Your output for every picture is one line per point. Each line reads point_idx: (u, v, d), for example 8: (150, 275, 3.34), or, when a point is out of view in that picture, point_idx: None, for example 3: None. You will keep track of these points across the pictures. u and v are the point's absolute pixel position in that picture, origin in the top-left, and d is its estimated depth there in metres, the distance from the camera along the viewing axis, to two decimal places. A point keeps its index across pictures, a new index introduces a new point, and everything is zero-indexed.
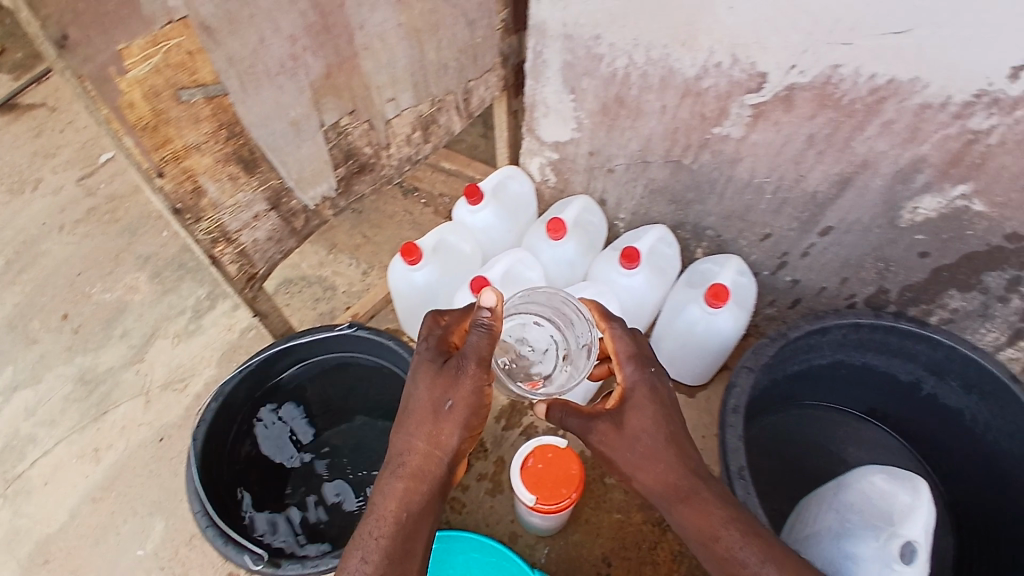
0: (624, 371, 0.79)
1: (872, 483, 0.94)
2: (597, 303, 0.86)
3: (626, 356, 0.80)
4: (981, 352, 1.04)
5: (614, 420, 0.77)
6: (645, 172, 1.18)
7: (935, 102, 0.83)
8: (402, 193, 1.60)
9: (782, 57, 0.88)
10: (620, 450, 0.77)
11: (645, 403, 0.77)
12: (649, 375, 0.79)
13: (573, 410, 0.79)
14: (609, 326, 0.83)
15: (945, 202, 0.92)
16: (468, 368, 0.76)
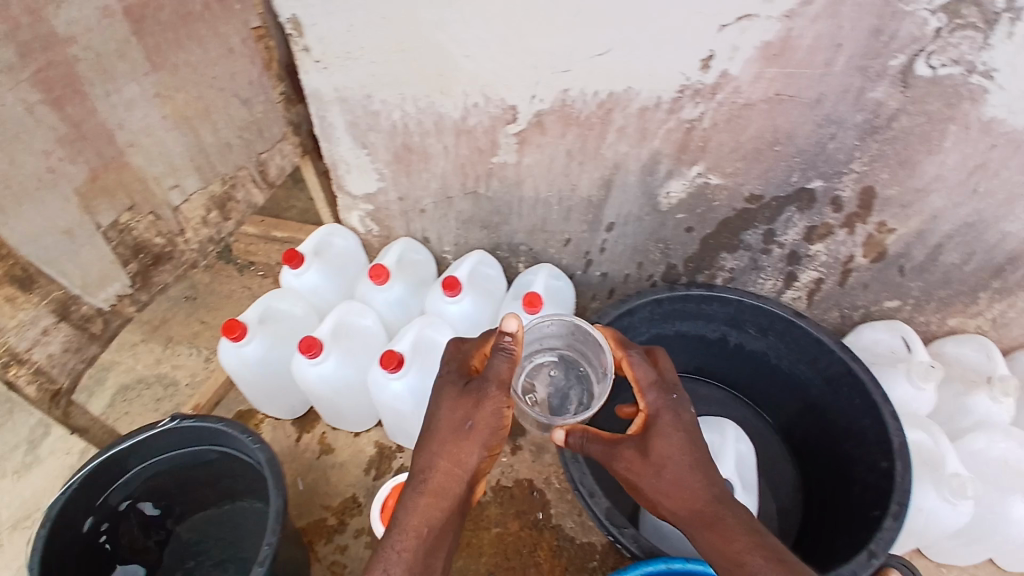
0: (644, 396, 0.77)
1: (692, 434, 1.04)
2: (614, 330, 0.83)
3: (647, 382, 0.78)
4: (762, 299, 1.21)
5: (635, 449, 0.76)
6: (452, 207, 1.29)
7: (650, 103, 0.95)
8: (238, 271, 1.58)
9: (523, 89, 0.99)
10: (642, 477, 0.76)
11: (664, 427, 0.75)
12: (666, 396, 0.77)
13: (591, 436, 0.80)
14: (627, 353, 0.80)
15: (688, 182, 1.06)
16: (491, 388, 0.77)
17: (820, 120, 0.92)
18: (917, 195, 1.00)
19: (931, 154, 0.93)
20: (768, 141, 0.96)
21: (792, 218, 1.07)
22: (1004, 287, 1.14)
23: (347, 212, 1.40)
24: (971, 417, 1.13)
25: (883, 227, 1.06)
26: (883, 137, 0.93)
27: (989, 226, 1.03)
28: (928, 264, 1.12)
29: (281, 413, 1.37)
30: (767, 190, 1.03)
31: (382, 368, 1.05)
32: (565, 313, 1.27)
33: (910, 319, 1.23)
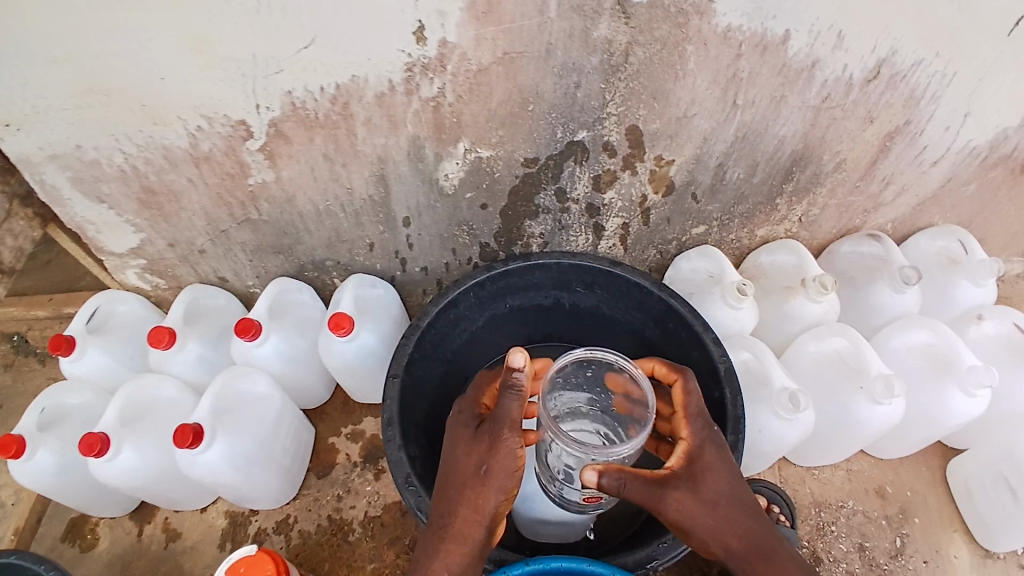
0: (691, 425, 0.76)
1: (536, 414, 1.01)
2: (663, 357, 0.83)
3: (695, 410, 0.77)
4: (578, 256, 1.18)
5: (689, 484, 0.72)
6: (231, 239, 1.18)
7: (384, 89, 0.88)
8: (35, 360, 1.47)
9: (241, 101, 0.91)
10: (695, 515, 0.72)
11: (715, 458, 0.74)
12: (710, 426, 0.76)
13: (636, 474, 0.71)
14: (679, 378, 0.80)
15: (461, 160, 1.00)
16: (502, 429, 0.76)
17: (558, 70, 0.88)
18: (681, 123, 0.98)
19: (679, 80, 0.91)
20: (518, 102, 0.92)
21: (574, 172, 1.04)
22: (798, 189, 1.14)
23: (122, 271, 1.29)
24: (799, 321, 1.13)
25: (661, 160, 1.04)
26: (626, 74, 0.90)
27: (761, 135, 1.02)
28: (719, 185, 1.11)
29: (118, 509, 1.30)
30: (540, 151, 1.00)
31: (178, 446, 0.97)
32: (387, 320, 1.19)
33: (721, 239, 1.23)
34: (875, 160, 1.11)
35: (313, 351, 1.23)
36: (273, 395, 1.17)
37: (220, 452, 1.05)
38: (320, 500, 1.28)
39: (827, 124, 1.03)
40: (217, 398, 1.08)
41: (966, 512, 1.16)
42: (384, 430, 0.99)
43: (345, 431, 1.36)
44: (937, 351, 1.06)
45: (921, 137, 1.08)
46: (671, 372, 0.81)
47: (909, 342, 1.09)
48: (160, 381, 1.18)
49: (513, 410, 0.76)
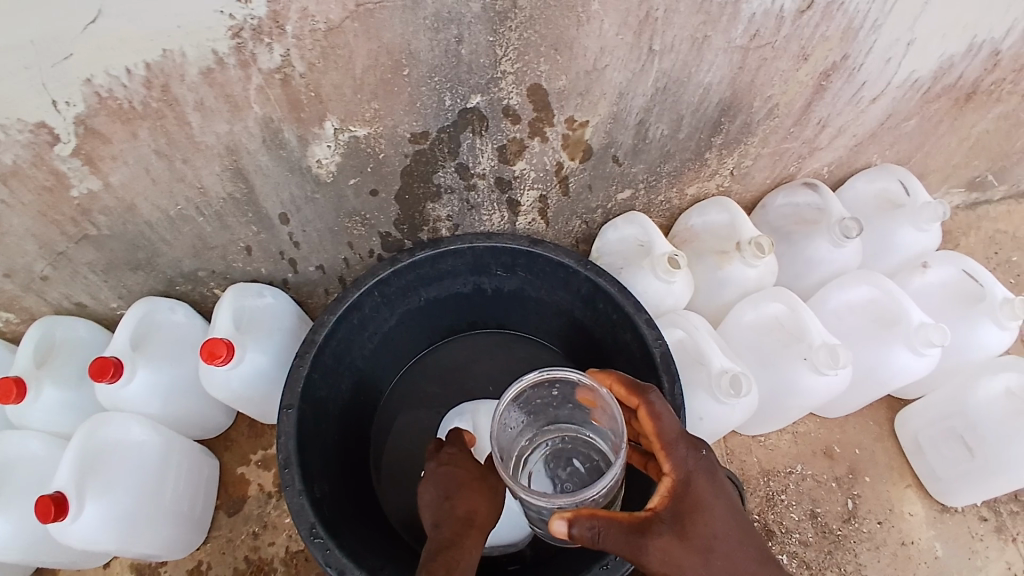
0: (675, 452, 0.60)
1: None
2: (623, 372, 0.65)
3: (675, 437, 0.60)
4: (494, 236, 1.02)
5: (676, 527, 0.58)
6: (72, 261, 0.98)
7: (210, 63, 0.69)
8: None
9: (27, 97, 0.70)
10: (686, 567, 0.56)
11: (706, 488, 0.59)
12: (697, 450, 0.61)
13: (611, 525, 0.56)
14: (645, 399, 0.62)
15: (333, 143, 0.82)
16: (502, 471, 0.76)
17: (432, 23, 0.70)
18: (591, 78, 0.83)
19: (582, 26, 0.76)
20: (390, 66, 0.74)
21: (474, 144, 0.88)
22: (727, 141, 1.02)
23: None
24: (733, 288, 1.03)
25: (574, 122, 0.89)
26: (517, 23, 0.73)
27: (684, 84, 0.88)
28: (641, 144, 0.97)
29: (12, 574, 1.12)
30: (428, 123, 0.83)
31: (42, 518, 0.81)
32: (279, 333, 1.01)
33: (651, 202, 1.11)
34: (809, 102, 1.00)
35: (195, 378, 1.04)
36: (153, 438, 0.99)
37: (92, 518, 0.89)
38: (234, 541, 1.13)
39: (756, 66, 0.90)
40: (80, 455, 0.90)
41: (917, 466, 1.13)
42: (279, 474, 0.83)
43: (255, 457, 1.19)
44: (879, 305, 0.99)
45: (858, 73, 0.97)
46: (634, 393, 0.63)
47: (850, 298, 1.01)
48: (22, 435, 1.00)
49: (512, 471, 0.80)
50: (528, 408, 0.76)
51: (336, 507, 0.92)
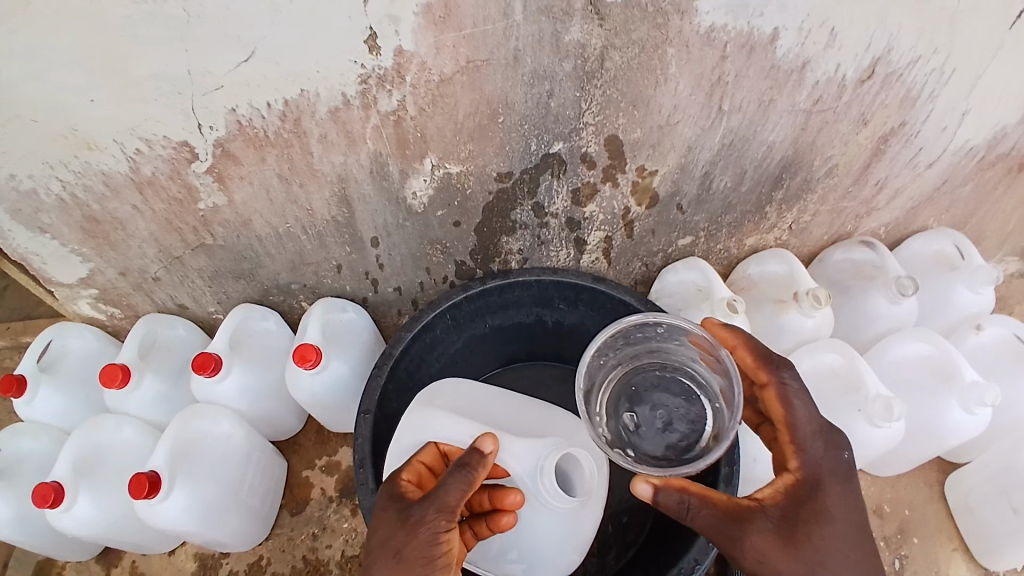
0: (800, 450, 0.68)
1: (444, 420, 0.81)
2: (765, 345, 0.73)
3: (811, 430, 0.68)
4: (559, 271, 1.10)
5: (780, 519, 0.65)
6: (186, 266, 1.11)
7: (338, 103, 0.81)
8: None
9: (180, 121, 0.84)
10: (778, 558, 0.63)
11: (827, 492, 0.66)
12: (827, 455, 0.68)
13: (709, 502, 0.66)
14: (784, 378, 0.70)
15: (429, 177, 0.93)
16: (425, 509, 0.63)
17: (529, 79, 0.81)
18: (663, 132, 0.91)
19: (660, 86, 0.85)
20: (487, 113, 0.84)
21: (551, 186, 0.97)
22: (788, 196, 1.08)
23: (74, 302, 1.23)
24: (792, 337, 1.07)
25: (644, 171, 0.97)
26: (602, 81, 0.83)
27: (749, 141, 0.96)
28: (705, 195, 1.04)
29: (86, 552, 1.21)
30: (513, 164, 0.93)
31: (138, 493, 0.89)
32: (357, 347, 1.11)
33: (710, 249, 1.17)
34: (867, 164, 1.05)
35: (278, 383, 1.14)
36: (237, 432, 1.09)
37: (182, 498, 0.97)
38: (294, 540, 1.20)
39: (818, 128, 0.96)
40: (173, 441, 0.99)
41: (964, 528, 1.12)
42: (355, 473, 0.91)
43: (319, 464, 1.27)
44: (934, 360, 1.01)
45: (917, 138, 1.02)
46: (768, 371, 0.71)
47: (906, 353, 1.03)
48: (119, 422, 1.09)
49: (448, 495, 0.64)
50: (630, 342, 0.88)
51: None
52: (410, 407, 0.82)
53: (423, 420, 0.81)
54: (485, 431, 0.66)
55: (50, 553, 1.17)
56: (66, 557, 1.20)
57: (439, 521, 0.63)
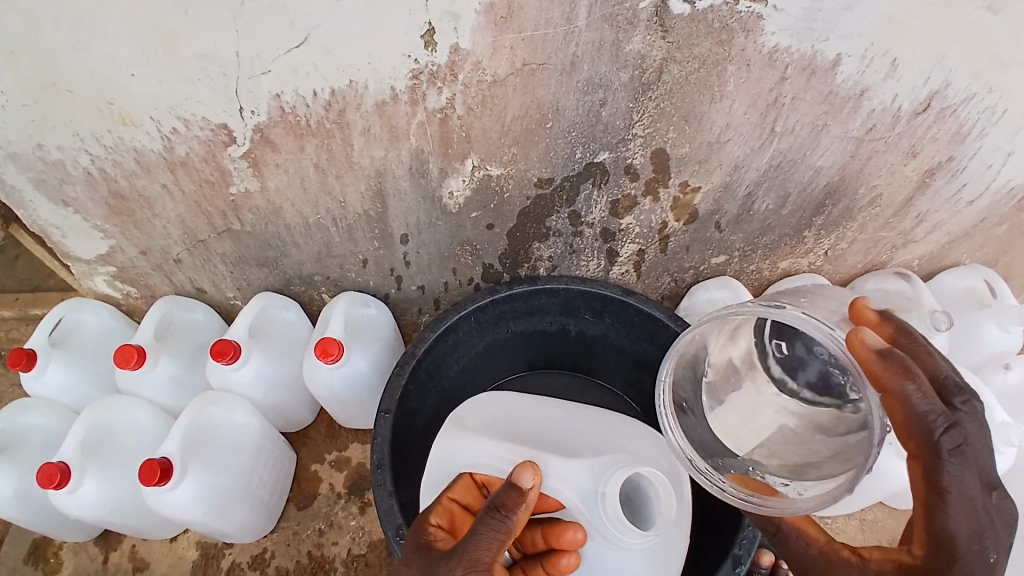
0: (937, 538, 0.55)
1: (476, 446, 0.82)
2: (931, 412, 0.54)
3: (952, 517, 0.55)
4: (588, 281, 1.07)
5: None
6: (210, 249, 1.09)
7: (386, 97, 0.79)
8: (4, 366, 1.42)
9: (221, 103, 0.82)
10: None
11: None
12: (974, 553, 0.55)
13: (801, 538, 0.66)
14: (937, 458, 0.54)
15: (468, 178, 0.92)
16: (456, 568, 0.60)
17: (583, 86, 0.80)
18: (711, 149, 0.90)
19: (714, 103, 0.83)
20: (536, 118, 0.83)
21: (591, 195, 0.96)
22: (828, 222, 1.06)
23: (90, 278, 1.21)
24: None
25: (687, 186, 0.96)
26: (657, 94, 0.81)
27: (797, 164, 0.94)
28: (744, 215, 1.02)
29: (85, 534, 1.20)
30: (555, 171, 0.92)
31: (146, 480, 0.87)
32: (378, 343, 1.08)
33: (742, 270, 1.15)
34: (911, 196, 1.03)
35: (296, 374, 1.12)
36: (251, 423, 1.07)
37: (192, 486, 0.95)
38: (300, 535, 1.19)
39: (867, 157, 0.94)
40: (188, 427, 0.97)
41: None
42: (373, 473, 0.89)
43: (328, 459, 1.25)
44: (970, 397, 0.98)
45: (962, 175, 0.99)
46: (918, 440, 0.55)
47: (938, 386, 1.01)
48: (130, 404, 1.07)
49: (480, 548, 0.61)
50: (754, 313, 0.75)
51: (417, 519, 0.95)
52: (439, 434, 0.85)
53: (456, 443, 0.82)
54: (522, 464, 0.65)
55: (50, 533, 1.15)
56: (64, 537, 1.18)
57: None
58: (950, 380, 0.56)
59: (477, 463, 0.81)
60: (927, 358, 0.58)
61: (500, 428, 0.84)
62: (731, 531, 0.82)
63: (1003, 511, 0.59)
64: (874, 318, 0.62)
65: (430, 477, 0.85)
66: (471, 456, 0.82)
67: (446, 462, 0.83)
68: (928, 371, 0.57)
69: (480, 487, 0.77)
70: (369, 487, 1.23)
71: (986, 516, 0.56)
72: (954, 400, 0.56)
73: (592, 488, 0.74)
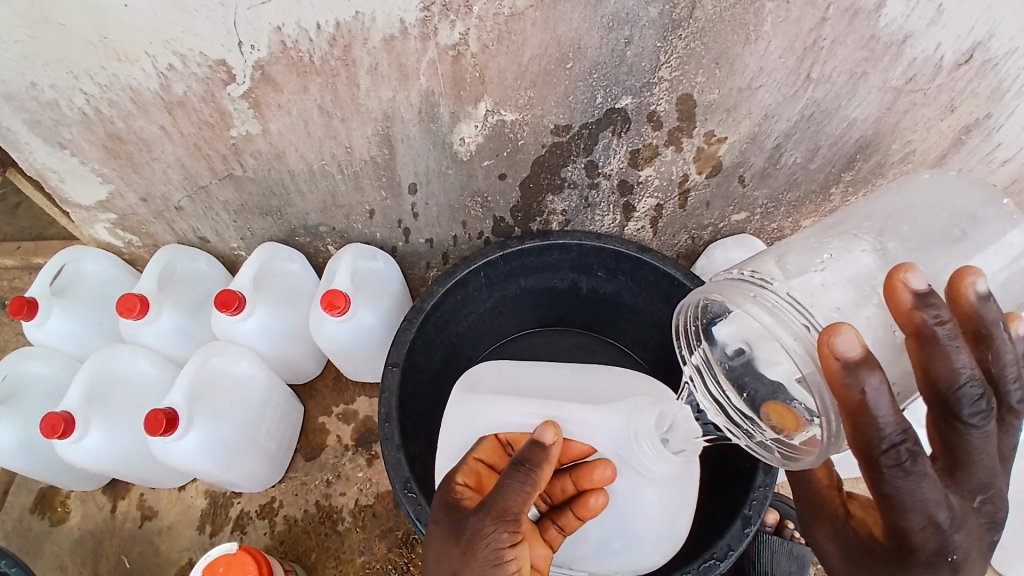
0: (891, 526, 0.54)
1: (494, 407, 0.83)
2: (874, 434, 0.48)
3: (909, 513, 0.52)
4: (603, 237, 1.03)
5: (856, 546, 0.61)
6: (212, 196, 1.05)
7: (395, 32, 0.74)
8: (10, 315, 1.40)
9: (220, 37, 0.77)
10: (837, 566, 0.64)
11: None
12: (931, 549, 0.53)
13: (810, 483, 0.69)
14: (873, 470, 0.50)
15: (481, 123, 0.87)
16: (483, 520, 0.60)
17: (608, 22, 0.74)
18: (742, 96, 0.85)
19: (749, 44, 0.77)
20: (556, 58, 0.78)
21: (610, 144, 0.91)
22: (857, 178, 1.00)
23: (91, 226, 1.17)
24: None
25: (712, 136, 0.91)
26: (688, 32, 0.76)
27: (830, 115, 0.88)
28: (770, 169, 0.97)
29: (92, 482, 1.21)
30: (573, 117, 0.87)
31: (160, 429, 0.86)
32: (386, 298, 1.06)
33: (762, 228, 1.11)
34: (944, 154, 0.97)
35: (301, 327, 1.10)
36: (256, 374, 1.06)
37: (204, 438, 0.95)
38: (308, 485, 1.19)
39: (904, 110, 0.88)
40: (195, 377, 0.96)
41: None
42: (380, 426, 0.87)
43: (336, 411, 1.24)
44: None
45: (999, 133, 0.93)
46: (860, 450, 0.50)
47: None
48: (133, 353, 1.06)
49: (499, 503, 0.60)
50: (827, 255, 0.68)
51: (426, 473, 0.93)
52: (458, 401, 0.86)
53: (477, 409, 0.84)
54: (543, 422, 0.64)
55: (58, 481, 1.16)
56: (73, 485, 1.18)
57: (501, 532, 0.59)
58: (962, 396, 0.49)
59: (500, 424, 0.82)
60: (941, 363, 0.49)
61: (514, 391, 0.86)
62: (743, 494, 0.80)
63: (988, 512, 0.55)
64: (908, 303, 0.49)
65: (450, 446, 0.85)
66: (490, 417, 0.83)
67: (467, 429, 0.84)
68: (942, 382, 0.49)
69: (505, 445, 0.78)
70: (376, 440, 1.22)
71: (954, 518, 0.52)
72: (963, 417, 0.50)
73: (622, 433, 0.78)
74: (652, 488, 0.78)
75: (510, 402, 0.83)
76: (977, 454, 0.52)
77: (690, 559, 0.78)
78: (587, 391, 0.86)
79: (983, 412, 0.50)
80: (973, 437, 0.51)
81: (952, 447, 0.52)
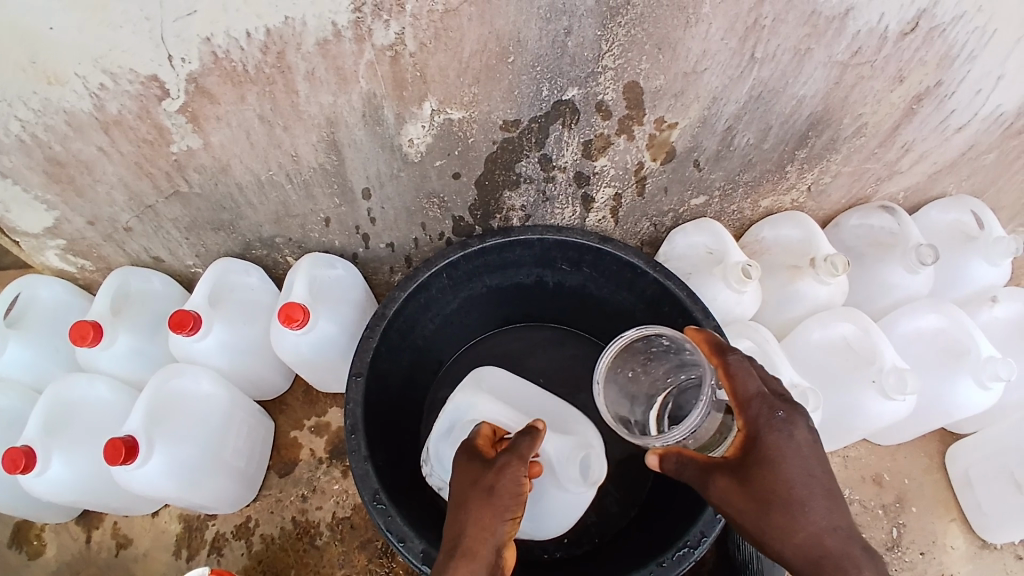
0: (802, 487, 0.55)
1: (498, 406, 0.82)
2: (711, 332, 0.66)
3: (756, 391, 0.61)
4: (564, 230, 1.01)
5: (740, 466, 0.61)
6: (160, 215, 1.02)
7: (328, 35, 0.72)
8: None
9: (149, 52, 0.74)
10: (740, 504, 0.61)
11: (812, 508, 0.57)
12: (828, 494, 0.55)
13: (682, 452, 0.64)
14: (729, 356, 0.63)
15: (427, 123, 0.86)
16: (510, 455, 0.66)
17: (545, 13, 0.73)
18: (689, 80, 0.84)
19: (689, 28, 0.77)
20: (496, 51, 0.77)
21: (561, 136, 0.90)
22: (811, 155, 1.01)
23: (41, 253, 1.13)
24: (805, 304, 1.03)
25: (663, 123, 0.90)
26: (627, 19, 0.76)
27: (778, 94, 0.88)
28: (724, 151, 0.97)
29: (65, 514, 1.17)
30: (521, 112, 0.86)
31: (120, 450, 0.84)
32: (347, 306, 1.04)
33: (722, 211, 1.10)
34: (897, 125, 0.97)
35: (265, 341, 1.08)
36: (219, 393, 1.03)
37: (168, 459, 0.93)
38: (283, 501, 1.17)
39: (852, 84, 0.88)
40: (155, 401, 0.94)
41: (963, 500, 1.14)
42: (346, 439, 0.86)
43: (307, 424, 1.22)
44: (995, 401, 0.97)
45: (949, 101, 0.94)
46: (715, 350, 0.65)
47: (948, 397, 0.97)
48: (91, 379, 1.02)
49: (524, 446, 0.66)
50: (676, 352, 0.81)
51: (396, 481, 0.92)
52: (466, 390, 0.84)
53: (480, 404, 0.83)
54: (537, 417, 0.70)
55: (28, 514, 1.12)
56: (42, 518, 1.15)
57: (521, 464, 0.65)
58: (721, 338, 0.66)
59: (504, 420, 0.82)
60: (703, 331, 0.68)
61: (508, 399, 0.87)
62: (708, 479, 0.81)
63: None
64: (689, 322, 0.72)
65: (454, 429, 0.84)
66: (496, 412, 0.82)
67: (459, 419, 0.84)
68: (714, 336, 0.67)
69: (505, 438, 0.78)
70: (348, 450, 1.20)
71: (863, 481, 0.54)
72: (725, 345, 0.65)
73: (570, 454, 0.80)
74: (557, 494, 0.83)
75: (500, 401, 0.84)
76: (745, 380, 0.62)
77: (664, 547, 0.79)
78: (542, 413, 0.87)
79: (739, 350, 0.64)
80: (737, 359, 0.63)
81: (732, 376, 0.62)
